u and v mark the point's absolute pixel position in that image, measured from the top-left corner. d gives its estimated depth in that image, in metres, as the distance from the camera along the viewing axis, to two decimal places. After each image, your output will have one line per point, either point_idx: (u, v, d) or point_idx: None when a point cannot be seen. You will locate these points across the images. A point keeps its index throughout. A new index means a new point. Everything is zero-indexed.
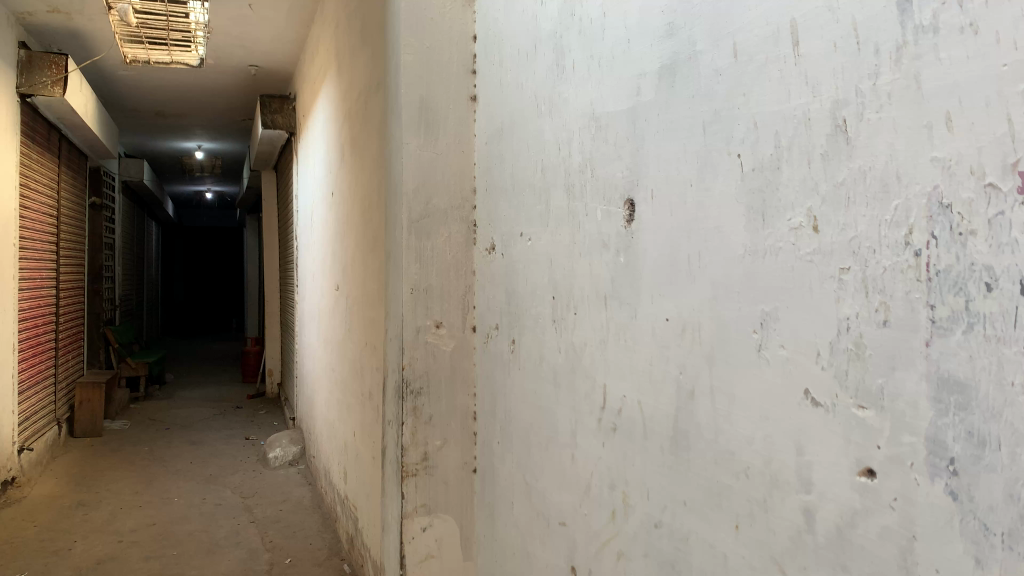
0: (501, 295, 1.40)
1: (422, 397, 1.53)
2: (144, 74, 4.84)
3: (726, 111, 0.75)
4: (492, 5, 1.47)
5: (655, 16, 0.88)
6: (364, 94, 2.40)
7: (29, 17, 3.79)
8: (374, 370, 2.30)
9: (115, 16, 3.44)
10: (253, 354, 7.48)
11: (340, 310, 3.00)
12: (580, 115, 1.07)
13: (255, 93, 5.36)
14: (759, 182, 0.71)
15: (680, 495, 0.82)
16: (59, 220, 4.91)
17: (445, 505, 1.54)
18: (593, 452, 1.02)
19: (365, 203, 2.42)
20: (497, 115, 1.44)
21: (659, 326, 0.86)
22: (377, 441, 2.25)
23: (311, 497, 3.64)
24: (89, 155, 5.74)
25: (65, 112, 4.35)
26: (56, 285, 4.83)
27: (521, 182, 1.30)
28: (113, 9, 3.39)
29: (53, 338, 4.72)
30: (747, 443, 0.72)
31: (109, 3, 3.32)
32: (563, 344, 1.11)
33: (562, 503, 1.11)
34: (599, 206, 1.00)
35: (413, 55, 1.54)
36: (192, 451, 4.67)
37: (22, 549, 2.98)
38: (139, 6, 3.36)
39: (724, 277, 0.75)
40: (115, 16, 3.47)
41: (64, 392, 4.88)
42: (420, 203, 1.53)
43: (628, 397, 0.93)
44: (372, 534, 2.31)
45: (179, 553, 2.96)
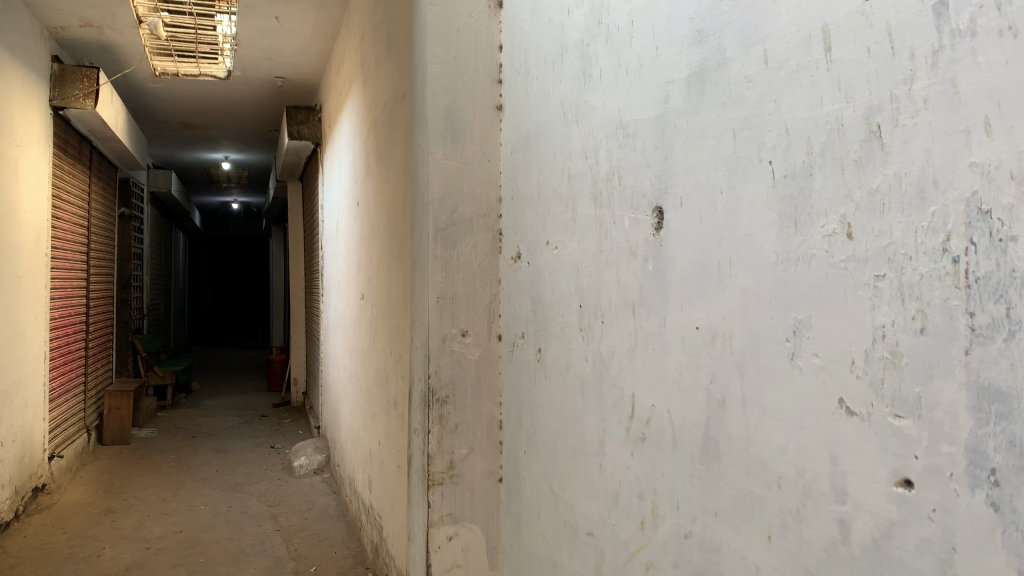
0: (527, 303, 1.40)
1: (447, 405, 1.53)
2: (173, 86, 4.91)
3: (757, 117, 0.75)
4: (518, 15, 1.48)
5: (684, 23, 0.88)
6: (390, 105, 2.42)
7: (62, 32, 3.86)
8: (399, 378, 2.31)
9: (145, 29, 3.50)
10: (279, 363, 7.54)
11: (365, 319, 3.02)
12: (608, 123, 1.07)
13: (281, 105, 5.42)
14: (791, 189, 0.70)
15: (711, 506, 0.82)
16: (90, 230, 4.99)
17: (470, 515, 1.54)
18: (621, 462, 1.01)
19: (390, 213, 2.44)
20: (523, 123, 1.44)
21: (688, 335, 0.85)
22: (402, 451, 2.26)
23: (336, 505, 3.65)
24: (119, 166, 5.84)
25: (96, 125, 4.43)
26: (86, 294, 4.90)
27: (547, 190, 1.30)
28: (143, 23, 3.44)
29: (82, 346, 4.79)
30: (780, 453, 0.71)
31: (139, 17, 3.38)
32: (590, 353, 1.11)
33: (590, 513, 1.11)
34: (627, 214, 1.00)
35: (440, 64, 1.55)
36: (217, 459, 4.71)
37: (52, 555, 3.02)
38: (169, 19, 3.41)
39: (755, 284, 0.74)
40: (145, 29, 3.53)
41: (93, 400, 4.94)
42: (446, 212, 1.54)
43: (657, 406, 0.92)
44: (397, 544, 2.31)
45: (206, 560, 2.98)
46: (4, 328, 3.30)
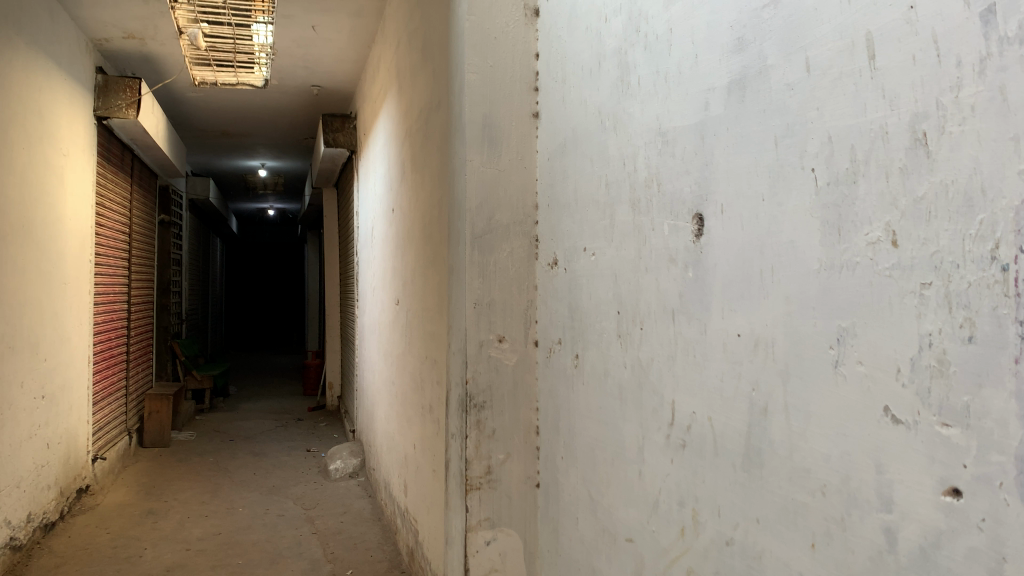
0: (565, 309, 1.40)
1: (485, 411, 1.54)
2: (212, 95, 5.00)
3: (799, 124, 0.75)
4: (556, 23, 1.49)
5: (724, 30, 0.88)
6: (425, 112, 2.45)
7: (105, 43, 3.96)
8: (434, 383, 2.33)
9: (186, 39, 3.57)
10: (314, 368, 7.62)
11: (400, 324, 3.04)
12: (646, 131, 1.07)
13: (317, 113, 5.49)
14: (835, 197, 0.70)
15: (753, 513, 0.82)
16: (132, 237, 5.10)
17: (508, 520, 1.54)
18: (660, 468, 1.02)
19: (425, 218, 2.46)
20: (560, 130, 1.45)
21: (730, 342, 0.86)
22: (438, 456, 2.27)
23: (371, 509, 3.69)
24: (159, 174, 5.95)
25: (138, 134, 4.53)
26: (128, 298, 5.00)
27: (584, 197, 1.30)
28: (184, 33, 3.52)
29: (124, 350, 4.89)
30: (824, 460, 0.71)
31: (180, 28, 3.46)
32: (629, 359, 1.11)
33: (629, 519, 1.11)
34: (666, 221, 1.00)
35: (478, 73, 1.56)
36: (255, 462, 4.77)
37: (96, 555, 3.09)
38: (208, 30, 3.48)
39: (798, 291, 0.74)
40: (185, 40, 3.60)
41: (134, 403, 5.04)
42: (483, 218, 1.55)
43: (697, 413, 0.92)
44: (434, 547, 2.33)
45: (245, 562, 3.02)
46: (51, 332, 3.39)
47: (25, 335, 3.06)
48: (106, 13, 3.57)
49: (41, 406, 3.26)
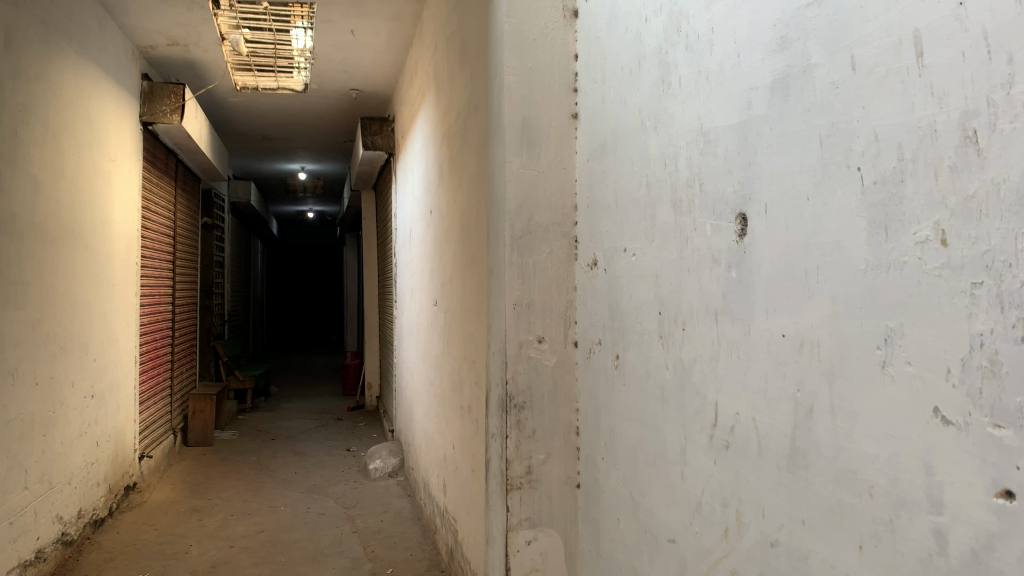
0: (604, 310, 1.40)
1: (525, 411, 1.55)
2: (253, 100, 5.08)
3: (845, 123, 0.74)
4: (595, 24, 1.49)
5: (766, 30, 0.88)
6: (463, 114, 2.46)
7: (151, 51, 4.05)
8: (474, 384, 2.34)
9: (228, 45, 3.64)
10: (353, 368, 7.70)
11: (439, 325, 3.07)
12: (688, 131, 1.07)
13: (355, 116, 5.55)
14: (882, 196, 0.69)
15: (798, 514, 0.81)
16: (176, 240, 5.20)
17: (549, 520, 1.55)
18: (703, 470, 1.01)
19: (464, 221, 2.47)
20: (600, 131, 1.45)
21: (774, 342, 0.85)
22: (478, 456, 2.28)
23: (411, 508, 3.72)
24: (202, 178, 6.06)
25: (182, 139, 4.62)
26: (172, 299, 5.10)
27: (624, 199, 1.31)
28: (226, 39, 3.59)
29: (169, 350, 4.99)
30: (871, 462, 0.71)
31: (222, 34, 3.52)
32: (671, 360, 1.11)
33: (671, 521, 1.11)
34: (708, 221, 1.00)
35: (517, 75, 1.57)
36: (296, 462, 4.84)
37: (144, 551, 3.16)
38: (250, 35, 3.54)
39: (844, 292, 0.74)
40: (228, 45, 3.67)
41: (178, 403, 5.14)
42: (523, 220, 1.56)
43: (741, 414, 0.92)
44: (474, 547, 2.34)
45: (287, 560, 3.07)
46: (100, 333, 3.47)
47: (76, 335, 3.14)
48: (151, 21, 3.65)
49: (91, 405, 3.35)
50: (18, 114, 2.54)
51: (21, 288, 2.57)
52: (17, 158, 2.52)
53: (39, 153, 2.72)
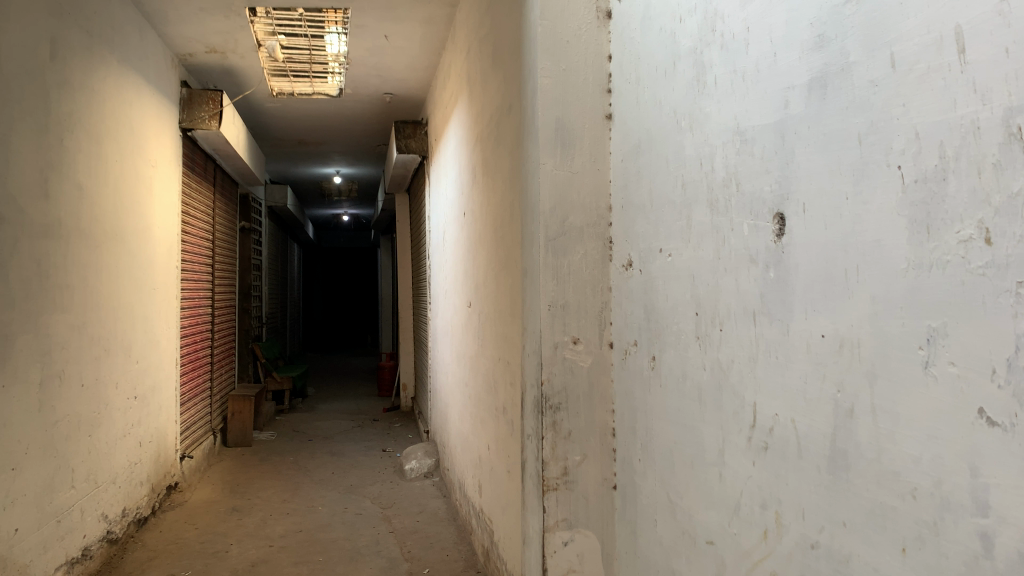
0: (640, 310, 1.40)
1: (560, 412, 1.56)
2: (289, 105, 5.15)
3: (884, 121, 0.73)
4: (629, 25, 1.49)
5: (803, 27, 0.88)
6: (496, 116, 2.47)
7: (189, 58, 4.13)
8: (508, 385, 2.35)
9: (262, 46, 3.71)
10: (388, 369, 7.76)
11: (473, 327, 3.08)
12: (724, 131, 1.07)
13: (389, 119, 5.59)
14: (923, 195, 0.69)
15: (839, 517, 0.80)
16: (215, 243, 5.30)
17: (585, 522, 1.55)
18: (742, 471, 1.01)
19: (498, 223, 2.48)
20: (634, 132, 1.45)
21: (814, 343, 0.84)
22: (513, 458, 2.29)
23: (446, 509, 3.73)
24: (240, 183, 6.16)
25: (220, 144, 4.70)
26: (212, 302, 5.19)
27: (659, 199, 1.30)
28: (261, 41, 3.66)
29: (209, 352, 5.08)
30: (914, 463, 0.70)
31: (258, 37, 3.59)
32: (708, 361, 1.11)
33: (709, 522, 1.10)
34: (746, 221, 1.00)
35: (550, 77, 1.57)
36: (333, 462, 4.89)
37: (186, 549, 3.22)
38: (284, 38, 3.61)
39: (885, 292, 0.73)
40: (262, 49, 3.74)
41: (217, 403, 5.23)
42: (557, 221, 1.56)
43: (780, 415, 0.91)
44: (510, 549, 2.34)
45: (325, 559, 3.10)
46: (142, 336, 3.55)
47: (119, 338, 3.21)
48: (190, 29, 3.72)
49: (134, 406, 3.42)
50: (63, 123, 2.61)
51: (68, 291, 2.63)
52: (62, 165, 2.58)
53: (82, 160, 2.78)
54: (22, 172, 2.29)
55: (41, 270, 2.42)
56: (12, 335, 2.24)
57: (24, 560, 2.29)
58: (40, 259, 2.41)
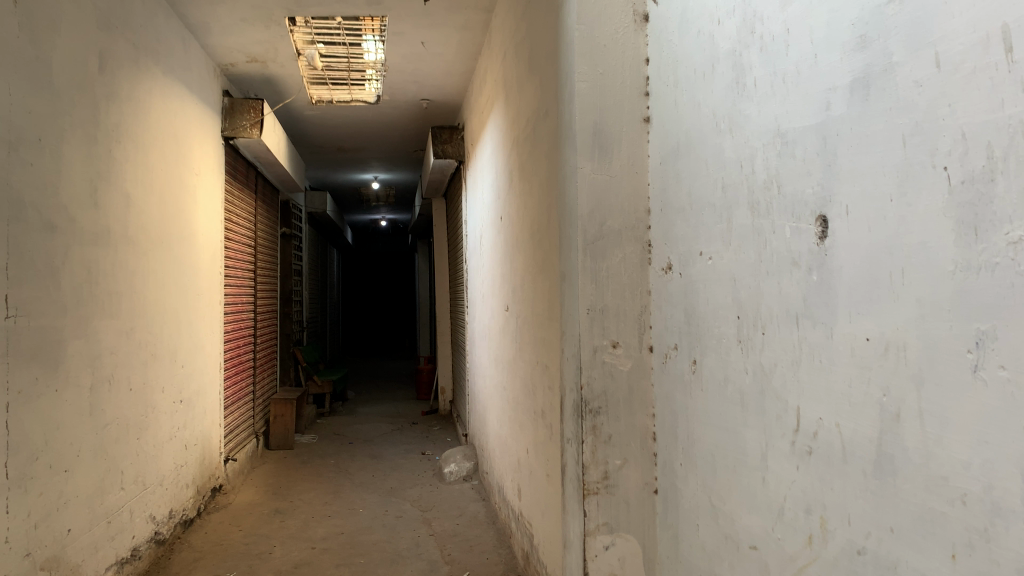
0: (681, 314, 1.40)
1: (600, 416, 1.56)
2: (328, 112, 5.22)
3: (929, 122, 0.73)
4: (666, 28, 1.49)
5: (845, 28, 0.87)
6: (533, 120, 2.48)
7: (231, 68, 4.21)
8: (547, 388, 2.36)
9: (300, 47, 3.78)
10: (426, 373, 7.81)
11: (511, 330, 3.09)
12: (764, 132, 1.06)
13: (426, 125, 5.63)
14: (970, 196, 0.68)
15: (886, 522, 0.79)
16: (257, 249, 5.38)
17: (627, 526, 1.54)
18: (786, 475, 1.00)
19: (535, 227, 2.49)
20: (673, 135, 1.45)
21: (858, 346, 0.84)
22: (553, 461, 2.29)
23: (486, 512, 3.74)
24: (280, 190, 6.25)
25: (261, 152, 4.79)
26: (254, 306, 5.27)
27: (699, 201, 1.30)
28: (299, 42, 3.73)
29: (251, 356, 5.16)
30: (963, 469, 0.69)
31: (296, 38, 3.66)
32: (750, 365, 1.10)
33: (753, 526, 1.10)
34: (788, 224, 0.99)
35: (587, 81, 1.58)
36: (373, 465, 4.94)
37: (231, 550, 3.27)
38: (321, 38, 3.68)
39: (932, 295, 0.72)
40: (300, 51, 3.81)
41: (260, 407, 5.31)
42: (595, 225, 1.56)
43: (825, 419, 0.90)
44: (551, 553, 2.34)
45: (367, 561, 3.14)
46: (187, 341, 3.62)
47: (165, 343, 3.28)
48: (232, 39, 3.79)
49: (179, 409, 3.49)
50: (111, 133, 2.67)
51: (116, 297, 2.70)
52: (110, 175, 2.65)
53: (130, 171, 2.86)
54: (74, 182, 2.36)
55: (92, 278, 2.49)
56: (65, 341, 2.30)
57: (77, 560, 2.35)
58: (91, 267, 2.48)
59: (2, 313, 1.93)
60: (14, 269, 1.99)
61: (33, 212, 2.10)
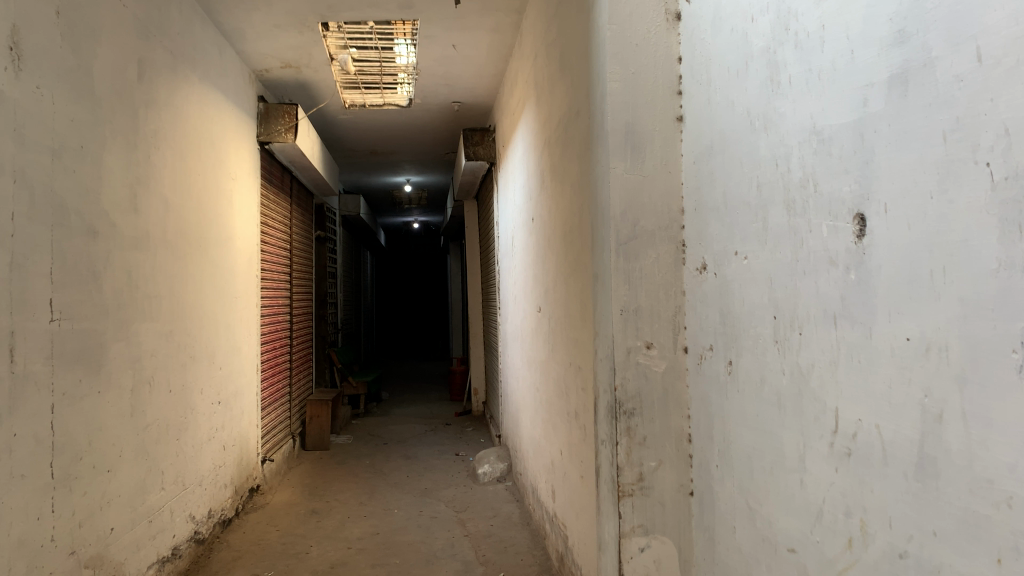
0: (716, 315, 1.38)
1: (635, 418, 1.55)
2: (361, 116, 5.27)
3: (970, 117, 0.71)
4: (699, 26, 1.47)
5: (882, 24, 0.85)
6: (564, 121, 2.48)
7: (266, 74, 4.27)
8: (580, 388, 2.36)
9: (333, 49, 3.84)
10: (460, 374, 7.84)
11: (544, 331, 3.08)
12: (799, 130, 1.05)
13: (457, 127, 5.66)
14: (1014, 193, 0.66)
15: (929, 525, 0.78)
16: (292, 252, 5.45)
17: (662, 528, 1.53)
18: (824, 477, 0.99)
19: (567, 227, 2.49)
20: (706, 133, 1.43)
21: (898, 346, 0.82)
22: (587, 461, 2.29)
23: (520, 513, 3.75)
24: (314, 194, 6.32)
25: (295, 156, 4.84)
26: (290, 308, 5.33)
27: (733, 200, 1.29)
28: (332, 44, 3.78)
29: (287, 357, 5.23)
30: (1008, 471, 0.68)
31: (329, 40, 3.72)
32: (787, 366, 1.09)
33: (790, 529, 1.08)
34: (824, 223, 0.98)
35: (619, 81, 1.57)
36: (408, 466, 4.97)
37: (269, 550, 3.32)
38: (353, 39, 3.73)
39: (975, 293, 0.71)
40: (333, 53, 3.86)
41: (296, 408, 5.37)
42: (628, 225, 1.56)
43: (864, 420, 0.89)
44: (585, 554, 2.33)
45: (402, 561, 3.16)
46: (225, 344, 3.68)
47: (203, 345, 3.33)
48: (266, 45, 3.84)
49: (218, 410, 3.54)
50: (150, 140, 2.72)
51: (156, 300, 2.75)
52: (149, 180, 2.70)
53: (168, 175, 2.91)
54: (114, 189, 2.40)
55: (132, 282, 2.54)
56: (107, 343, 2.35)
57: (119, 559, 2.40)
58: (131, 271, 2.53)
59: (45, 316, 1.98)
60: (57, 273, 2.04)
61: (75, 218, 2.14)
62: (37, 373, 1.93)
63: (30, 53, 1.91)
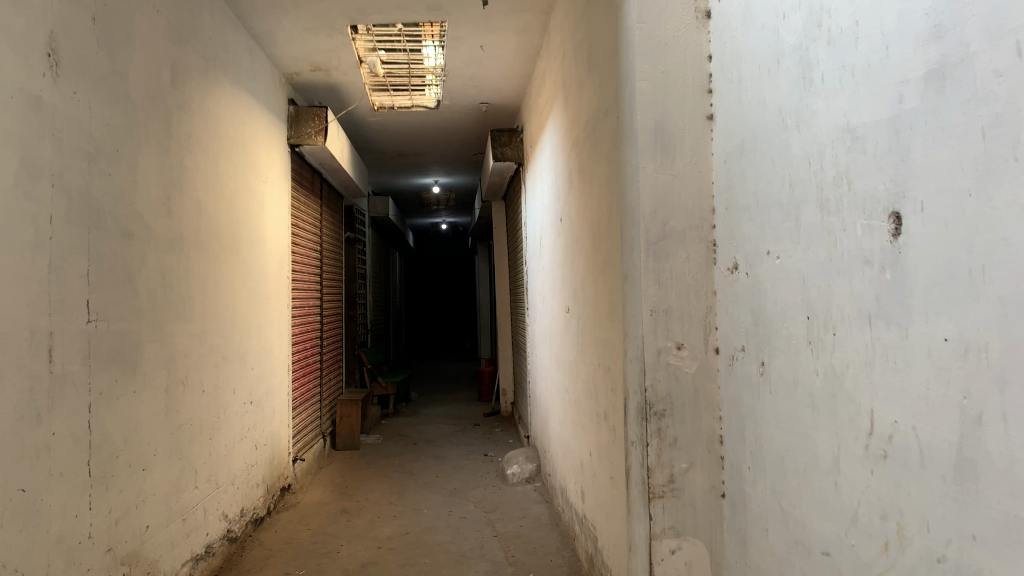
0: (748, 315, 1.37)
1: (665, 419, 1.54)
2: (389, 118, 5.30)
3: (1010, 114, 0.70)
4: (729, 23, 1.46)
5: (918, 19, 0.84)
6: (592, 120, 2.47)
7: (296, 77, 4.31)
8: (609, 389, 2.35)
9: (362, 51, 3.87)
10: (488, 374, 7.86)
11: (572, 331, 3.08)
12: (833, 128, 1.03)
13: (485, 128, 5.67)
14: None
15: (968, 529, 0.77)
16: (322, 253, 5.50)
17: (693, 530, 1.52)
18: (859, 479, 0.97)
19: (595, 228, 2.49)
20: (737, 132, 1.42)
21: (935, 347, 0.81)
22: (616, 462, 2.28)
23: (549, 514, 3.74)
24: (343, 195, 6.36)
25: (325, 159, 4.89)
26: (320, 309, 5.38)
27: (765, 199, 1.28)
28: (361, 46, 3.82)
29: (318, 358, 5.27)
30: None
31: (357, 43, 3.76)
32: (820, 366, 1.07)
33: (824, 531, 1.07)
34: (859, 221, 0.96)
35: (648, 79, 1.57)
36: (437, 466, 4.99)
37: (300, 548, 3.35)
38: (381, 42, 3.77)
39: (1015, 291, 0.69)
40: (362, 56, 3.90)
41: (326, 408, 5.42)
42: (658, 225, 1.55)
43: (900, 421, 0.88)
44: (615, 555, 2.33)
45: (431, 561, 3.17)
46: (256, 345, 3.72)
47: (235, 346, 3.38)
48: (296, 49, 3.88)
49: (250, 410, 3.59)
50: (183, 143, 2.77)
51: (190, 301, 2.80)
52: (182, 184, 2.74)
53: (201, 177, 2.95)
54: (149, 192, 2.45)
55: (166, 283, 2.58)
56: (141, 343, 2.38)
57: (154, 557, 2.43)
58: (165, 273, 2.57)
59: (82, 317, 2.01)
60: (94, 275, 2.07)
61: (111, 221, 2.18)
62: (74, 373, 1.96)
63: (67, 60, 1.95)
